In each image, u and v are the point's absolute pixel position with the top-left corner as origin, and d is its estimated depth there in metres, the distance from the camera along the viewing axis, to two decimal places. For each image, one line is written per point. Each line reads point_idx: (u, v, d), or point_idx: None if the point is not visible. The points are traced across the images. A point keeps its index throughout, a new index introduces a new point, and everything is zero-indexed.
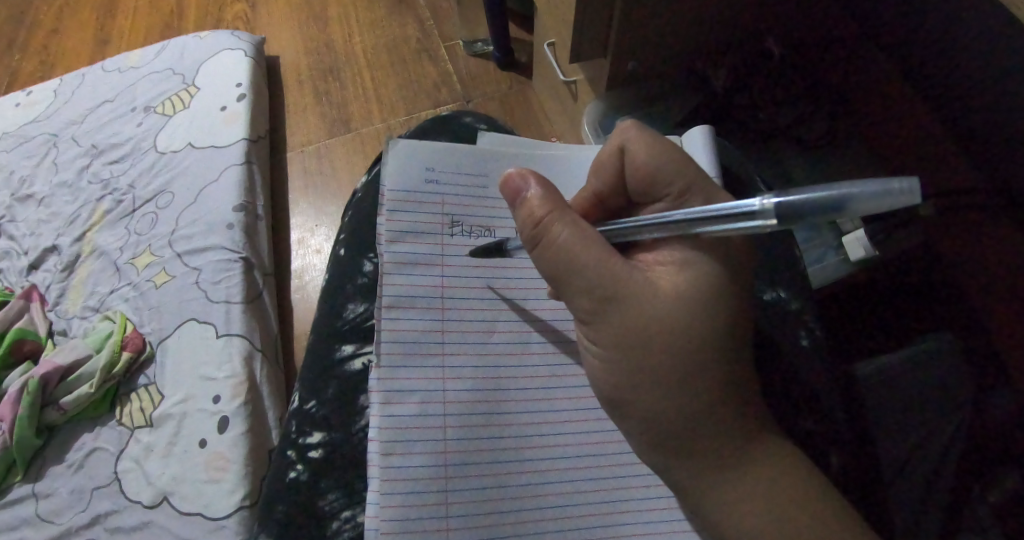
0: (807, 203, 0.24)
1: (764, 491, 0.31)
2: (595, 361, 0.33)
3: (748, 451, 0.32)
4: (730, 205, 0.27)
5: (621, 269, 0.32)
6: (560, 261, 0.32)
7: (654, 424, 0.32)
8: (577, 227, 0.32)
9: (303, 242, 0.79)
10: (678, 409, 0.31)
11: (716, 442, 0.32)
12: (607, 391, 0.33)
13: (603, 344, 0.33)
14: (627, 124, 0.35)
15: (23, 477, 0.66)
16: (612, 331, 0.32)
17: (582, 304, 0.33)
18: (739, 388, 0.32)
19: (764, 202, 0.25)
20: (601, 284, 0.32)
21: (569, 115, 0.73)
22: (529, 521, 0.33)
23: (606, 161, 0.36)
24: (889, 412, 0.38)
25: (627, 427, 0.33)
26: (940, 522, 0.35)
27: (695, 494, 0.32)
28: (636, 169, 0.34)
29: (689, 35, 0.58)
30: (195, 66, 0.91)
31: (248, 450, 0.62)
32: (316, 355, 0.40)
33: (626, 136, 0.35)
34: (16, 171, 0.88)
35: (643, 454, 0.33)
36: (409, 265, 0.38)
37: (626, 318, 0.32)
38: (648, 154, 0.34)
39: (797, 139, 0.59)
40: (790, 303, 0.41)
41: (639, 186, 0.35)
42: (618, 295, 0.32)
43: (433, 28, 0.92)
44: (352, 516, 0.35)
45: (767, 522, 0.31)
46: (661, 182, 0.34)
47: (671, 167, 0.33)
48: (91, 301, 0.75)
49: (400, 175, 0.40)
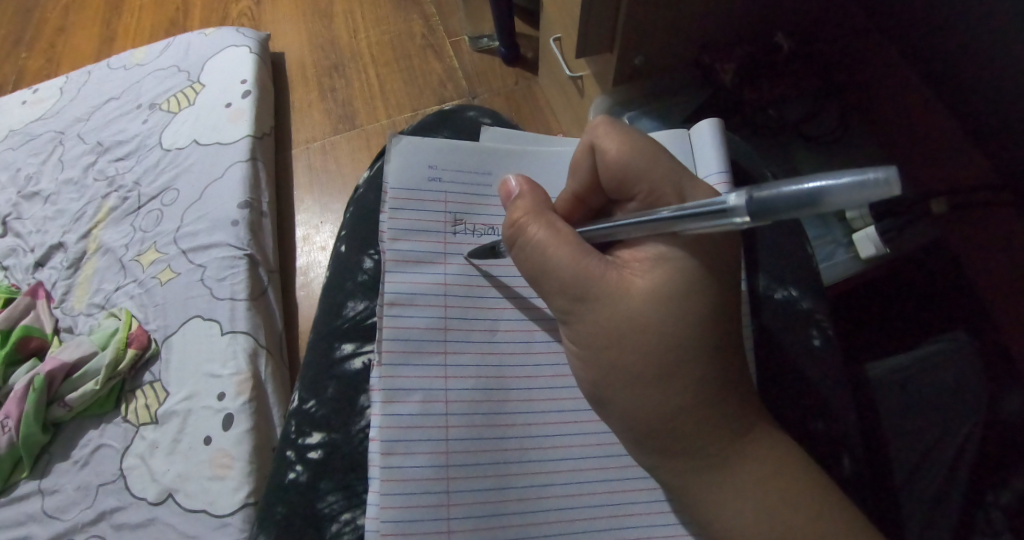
0: (776, 197, 0.23)
1: (772, 492, 0.30)
2: (578, 361, 0.33)
3: (756, 452, 0.31)
4: (707, 201, 0.26)
5: (595, 267, 0.32)
6: (534, 259, 0.33)
7: (641, 422, 0.31)
8: (552, 226, 0.33)
9: (308, 240, 0.79)
10: (668, 405, 0.31)
11: (702, 441, 0.31)
12: (593, 389, 0.32)
13: (582, 344, 0.32)
14: (597, 120, 0.34)
15: (29, 474, 0.66)
16: (588, 330, 0.32)
17: (556, 303, 0.33)
18: (742, 389, 0.31)
19: (738, 198, 0.24)
20: (573, 283, 0.32)
21: (575, 110, 0.72)
22: (534, 525, 0.33)
23: (579, 160, 0.35)
24: (902, 414, 0.37)
25: (614, 422, 0.32)
26: (953, 525, 0.34)
27: (684, 493, 0.31)
28: (606, 166, 0.34)
29: (698, 29, 0.56)
30: (200, 62, 0.90)
31: (254, 447, 0.62)
32: (316, 354, 0.39)
33: (596, 134, 0.34)
34: (23, 168, 0.88)
35: (632, 452, 0.32)
36: (411, 263, 0.37)
37: (601, 318, 0.31)
38: (618, 150, 0.33)
39: (803, 135, 0.59)
40: (802, 301, 0.39)
41: (611, 183, 0.34)
42: (590, 294, 0.32)
43: (438, 24, 0.91)
44: (352, 518, 0.34)
45: (775, 524, 0.30)
46: (631, 179, 0.33)
47: (640, 164, 0.33)
48: (97, 297, 0.75)
49: (403, 172, 0.39)
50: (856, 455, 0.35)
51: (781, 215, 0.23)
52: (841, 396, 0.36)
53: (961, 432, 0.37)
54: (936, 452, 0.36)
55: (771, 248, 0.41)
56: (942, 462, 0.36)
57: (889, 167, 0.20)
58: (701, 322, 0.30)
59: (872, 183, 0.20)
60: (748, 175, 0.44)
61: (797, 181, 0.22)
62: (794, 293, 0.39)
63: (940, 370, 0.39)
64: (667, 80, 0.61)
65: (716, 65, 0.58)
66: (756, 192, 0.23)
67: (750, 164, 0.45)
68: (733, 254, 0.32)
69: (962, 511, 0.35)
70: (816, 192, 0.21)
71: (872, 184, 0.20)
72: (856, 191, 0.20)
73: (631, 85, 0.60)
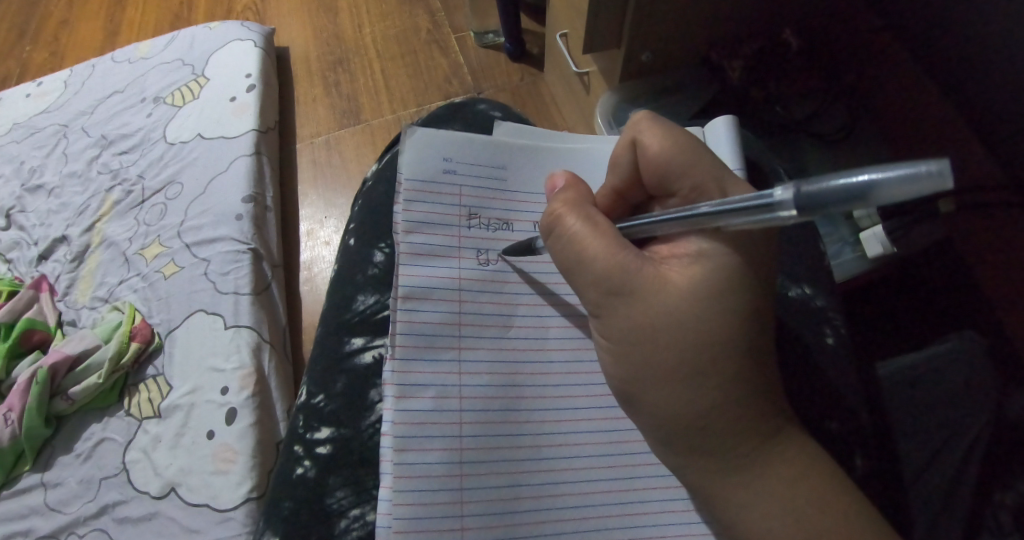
0: (825, 191, 0.22)
1: (797, 492, 0.30)
2: (607, 357, 0.33)
3: (780, 450, 0.31)
4: (751, 197, 0.26)
5: (630, 261, 0.31)
6: (570, 250, 0.32)
7: (671, 419, 0.31)
8: (590, 220, 0.32)
9: (312, 234, 0.79)
10: (699, 404, 0.30)
11: (733, 439, 0.31)
12: (622, 386, 0.32)
13: (614, 337, 0.32)
14: (640, 116, 0.34)
15: (31, 467, 0.66)
16: (619, 326, 0.31)
17: (590, 297, 0.32)
18: (767, 389, 0.31)
19: (784, 192, 0.24)
20: (608, 277, 0.31)
21: (581, 107, 0.72)
22: (546, 524, 0.33)
23: (620, 156, 0.35)
24: (914, 413, 0.37)
25: (643, 418, 0.32)
26: (962, 526, 0.34)
27: (710, 494, 0.31)
28: (648, 162, 0.33)
29: (707, 24, 0.56)
30: (205, 56, 0.90)
31: (257, 441, 0.62)
32: (325, 347, 0.39)
33: (638, 129, 0.34)
34: (27, 161, 0.88)
35: (658, 450, 0.32)
36: (425, 256, 0.37)
37: (636, 312, 0.31)
38: (660, 146, 0.33)
39: (813, 132, 0.58)
40: (814, 298, 0.39)
41: (653, 180, 0.34)
42: (626, 288, 0.31)
43: (444, 19, 0.91)
44: (361, 515, 0.34)
45: (797, 525, 0.30)
46: (673, 176, 0.33)
47: (683, 160, 0.32)
48: (100, 291, 0.75)
49: (418, 164, 0.39)
50: (869, 454, 0.35)
51: (831, 208, 0.22)
52: (854, 395, 0.36)
53: (970, 434, 0.36)
54: (947, 453, 0.36)
55: (783, 246, 0.41)
56: (953, 462, 0.36)
57: (943, 160, 0.19)
58: (725, 319, 0.30)
59: (925, 175, 0.19)
60: (762, 173, 0.43)
61: (847, 173, 0.21)
62: (808, 291, 0.39)
63: (951, 370, 0.38)
64: (675, 77, 0.61)
65: (724, 62, 0.58)
66: (804, 185, 0.23)
67: (763, 161, 0.45)
68: (753, 248, 0.31)
69: (970, 512, 0.34)
70: (865, 183, 0.21)
71: (927, 176, 0.19)
72: (909, 184, 0.20)
73: (639, 81, 0.60)
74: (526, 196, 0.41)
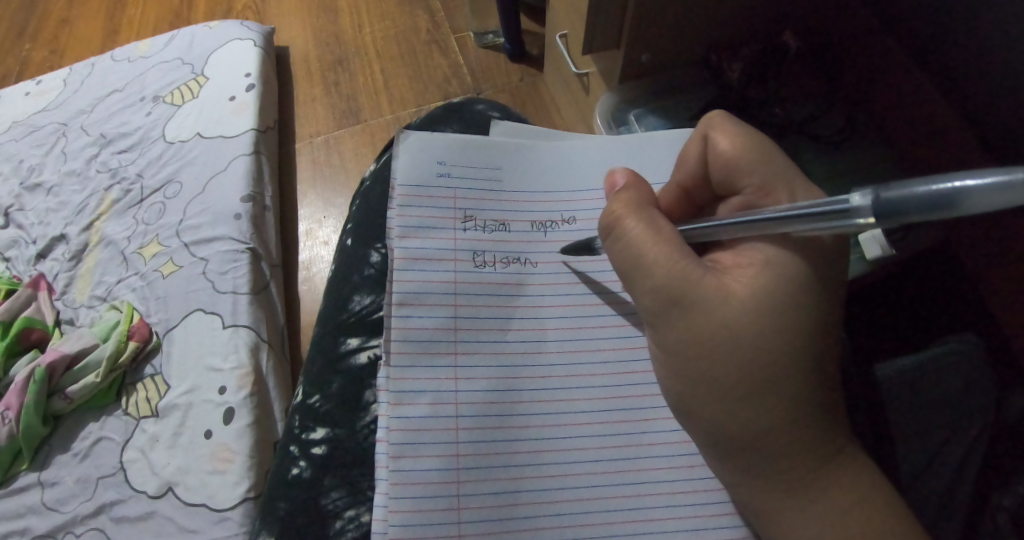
0: (906, 200, 0.22)
1: (842, 517, 0.30)
2: (660, 366, 0.33)
3: (830, 476, 0.30)
4: (826, 201, 0.25)
5: (692, 269, 0.31)
6: (631, 254, 0.33)
7: (721, 433, 0.31)
8: (652, 223, 0.33)
9: (311, 234, 0.78)
10: (757, 423, 0.30)
11: (789, 458, 0.30)
12: (676, 397, 0.32)
13: (665, 347, 0.32)
14: (718, 113, 0.34)
15: (29, 466, 0.66)
16: (673, 336, 0.32)
17: (645, 303, 0.32)
18: (822, 414, 0.31)
19: (862, 199, 0.24)
20: (666, 284, 0.31)
21: (580, 106, 0.71)
22: (544, 527, 0.32)
23: (689, 151, 0.35)
24: (912, 419, 0.37)
25: (694, 429, 0.32)
26: (959, 530, 0.34)
27: (760, 510, 0.31)
28: (720, 158, 0.34)
29: (705, 25, 0.56)
30: (204, 55, 0.90)
31: (254, 441, 0.62)
32: (321, 347, 0.39)
33: (711, 125, 0.34)
34: (26, 159, 0.88)
35: (712, 461, 0.32)
36: (420, 259, 0.37)
37: (689, 323, 0.31)
38: (733, 143, 0.33)
39: (812, 134, 0.58)
40: None
41: (721, 175, 0.34)
42: (682, 296, 0.31)
43: (443, 19, 0.91)
44: (356, 516, 0.34)
45: (810, 532, 0.30)
46: (742, 173, 0.33)
47: (752, 159, 0.33)
48: (99, 289, 0.75)
49: (412, 168, 0.39)
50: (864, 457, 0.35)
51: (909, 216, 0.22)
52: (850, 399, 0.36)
53: (970, 434, 0.36)
54: (945, 456, 0.36)
55: None
56: (953, 465, 0.35)
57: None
58: (773, 337, 0.30)
59: (1013, 186, 0.18)
60: None
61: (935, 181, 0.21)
62: None
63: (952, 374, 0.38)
64: (674, 78, 0.61)
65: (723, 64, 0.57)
66: (883, 192, 0.22)
67: None
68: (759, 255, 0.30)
69: (967, 518, 0.34)
70: (948, 192, 0.20)
71: (1016, 186, 0.18)
72: (996, 195, 0.19)
73: (639, 82, 0.59)
74: (522, 197, 0.41)
